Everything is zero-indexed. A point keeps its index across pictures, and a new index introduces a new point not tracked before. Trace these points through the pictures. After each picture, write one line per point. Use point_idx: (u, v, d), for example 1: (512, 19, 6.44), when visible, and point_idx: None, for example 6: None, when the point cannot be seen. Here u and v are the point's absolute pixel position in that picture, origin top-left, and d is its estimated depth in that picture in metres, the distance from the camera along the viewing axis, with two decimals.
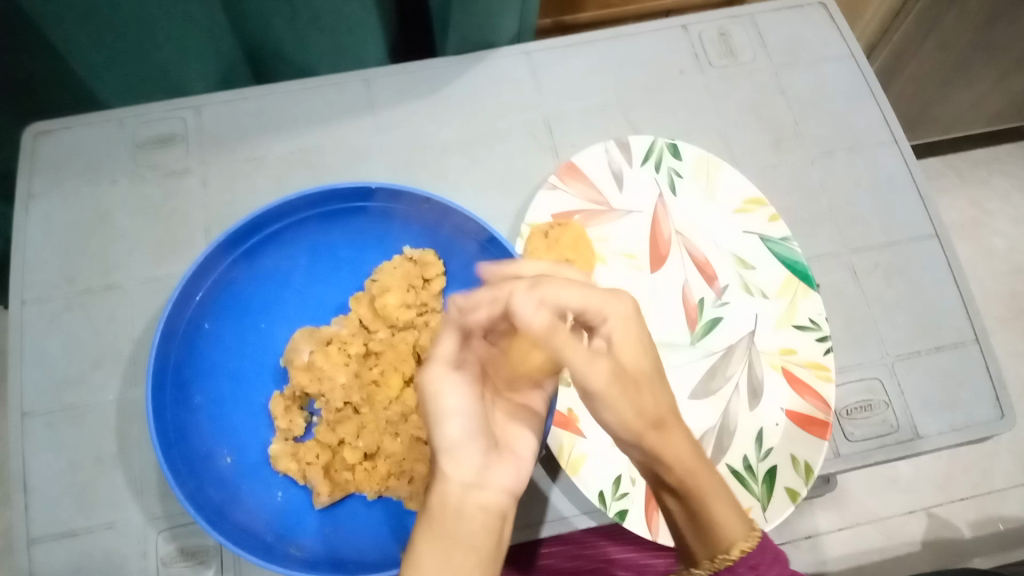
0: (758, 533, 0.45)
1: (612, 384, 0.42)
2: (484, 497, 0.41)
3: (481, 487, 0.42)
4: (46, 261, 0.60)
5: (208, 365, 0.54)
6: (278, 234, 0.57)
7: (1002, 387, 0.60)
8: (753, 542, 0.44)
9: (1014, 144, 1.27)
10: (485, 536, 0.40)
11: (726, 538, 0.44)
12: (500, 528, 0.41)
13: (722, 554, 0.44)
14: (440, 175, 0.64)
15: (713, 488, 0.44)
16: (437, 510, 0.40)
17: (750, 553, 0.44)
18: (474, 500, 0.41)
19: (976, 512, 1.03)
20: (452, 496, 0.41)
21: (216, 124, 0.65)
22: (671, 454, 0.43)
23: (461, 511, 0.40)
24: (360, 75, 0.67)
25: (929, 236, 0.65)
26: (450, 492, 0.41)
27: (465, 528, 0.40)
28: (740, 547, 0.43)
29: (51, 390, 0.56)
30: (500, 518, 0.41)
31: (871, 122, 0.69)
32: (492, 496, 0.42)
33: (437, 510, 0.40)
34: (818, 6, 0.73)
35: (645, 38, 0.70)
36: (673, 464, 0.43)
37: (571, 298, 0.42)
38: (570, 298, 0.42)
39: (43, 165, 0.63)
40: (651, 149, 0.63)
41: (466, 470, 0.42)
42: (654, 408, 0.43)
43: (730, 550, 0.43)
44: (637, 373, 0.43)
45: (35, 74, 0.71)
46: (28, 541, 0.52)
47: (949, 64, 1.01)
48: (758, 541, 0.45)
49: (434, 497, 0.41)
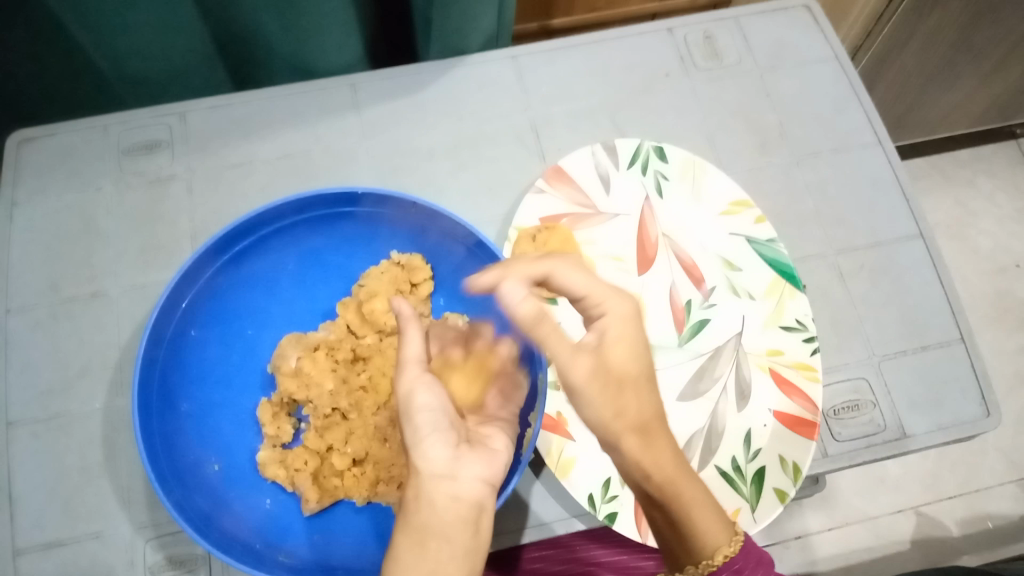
0: (741, 536, 0.46)
1: (591, 375, 0.44)
2: (459, 486, 0.41)
3: (454, 477, 0.41)
4: (31, 268, 0.60)
5: (194, 372, 0.54)
6: (265, 239, 0.56)
7: (987, 385, 0.60)
8: (736, 546, 0.45)
9: (998, 144, 1.29)
10: (462, 526, 0.39)
11: (708, 545, 0.45)
12: (476, 521, 0.40)
13: (706, 559, 0.45)
14: (428, 179, 0.64)
15: (693, 494, 0.45)
16: (412, 501, 0.40)
17: (734, 556, 0.45)
18: (447, 490, 0.40)
19: (964, 509, 1.04)
20: (427, 486, 0.40)
21: (202, 130, 0.64)
22: (644, 458, 0.45)
23: (435, 502, 0.40)
24: (347, 80, 0.67)
25: (914, 236, 0.66)
26: (423, 482, 0.41)
27: (436, 516, 0.39)
28: (723, 553, 0.45)
29: (37, 399, 0.56)
30: (476, 508, 0.40)
31: (856, 124, 0.69)
32: (467, 487, 0.41)
33: (409, 501, 0.40)
34: (802, 9, 0.74)
35: (631, 42, 0.71)
36: (652, 472, 0.44)
37: (579, 283, 0.46)
38: (573, 284, 0.46)
39: (27, 173, 0.63)
40: (638, 153, 0.64)
41: (435, 461, 0.42)
42: (636, 413, 0.45)
43: (714, 555, 0.45)
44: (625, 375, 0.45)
45: (19, 81, 0.70)
46: (14, 552, 0.52)
47: (933, 65, 1.02)
48: (741, 546, 0.46)
49: (409, 489, 0.41)
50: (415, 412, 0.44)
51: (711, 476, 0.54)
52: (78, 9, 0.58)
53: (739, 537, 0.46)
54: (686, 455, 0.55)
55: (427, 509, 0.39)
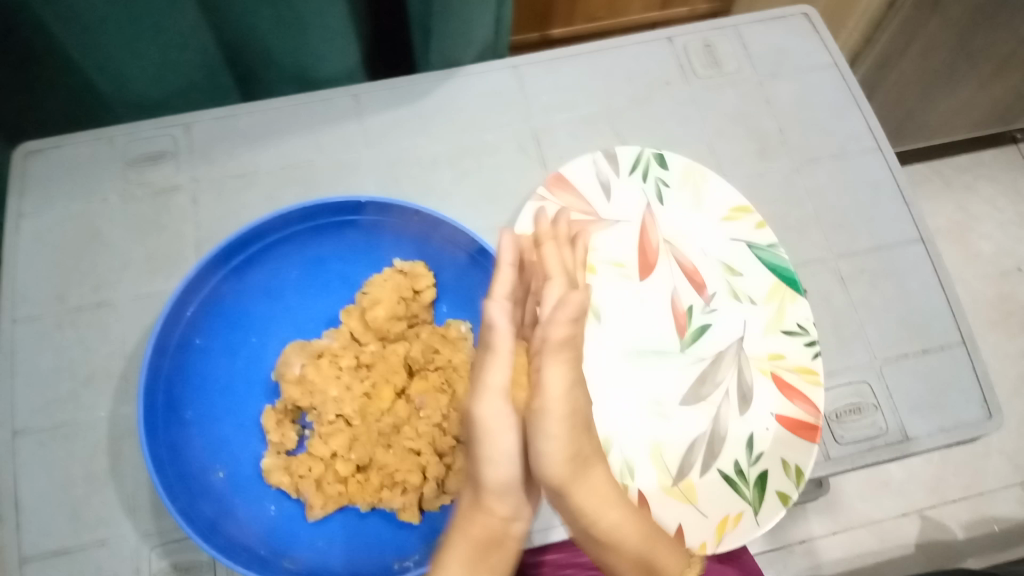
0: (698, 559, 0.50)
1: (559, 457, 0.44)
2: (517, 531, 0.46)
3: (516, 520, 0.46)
4: (36, 279, 0.60)
5: (199, 381, 0.55)
6: (268, 249, 0.57)
7: (989, 388, 0.60)
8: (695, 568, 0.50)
9: (998, 149, 1.29)
10: (517, 567, 0.45)
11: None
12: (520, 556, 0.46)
13: None
14: (430, 187, 0.65)
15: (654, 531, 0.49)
16: (474, 537, 0.44)
17: (699, 574, 0.50)
18: (508, 532, 0.45)
19: (970, 513, 1.04)
20: (488, 526, 0.45)
21: (207, 140, 0.65)
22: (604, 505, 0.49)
23: (500, 544, 0.45)
24: (350, 91, 0.68)
25: (914, 240, 0.66)
26: (491, 525, 0.45)
27: (499, 559, 0.44)
28: (689, 574, 0.49)
29: (43, 408, 0.56)
30: (526, 547, 0.46)
31: (855, 129, 0.70)
32: (523, 529, 0.46)
33: (473, 538, 0.44)
34: (801, 17, 0.75)
35: (630, 50, 0.72)
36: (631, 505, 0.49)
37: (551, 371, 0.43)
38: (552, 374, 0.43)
39: (34, 185, 0.63)
40: (638, 160, 0.64)
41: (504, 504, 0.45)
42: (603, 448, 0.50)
43: None
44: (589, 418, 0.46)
45: (27, 95, 0.71)
46: (20, 560, 0.52)
47: (931, 71, 1.03)
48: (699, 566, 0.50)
49: (476, 526, 0.45)
50: (496, 455, 0.44)
51: (713, 480, 0.54)
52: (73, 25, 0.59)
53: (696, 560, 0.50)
54: (689, 460, 0.55)
55: (489, 548, 0.44)
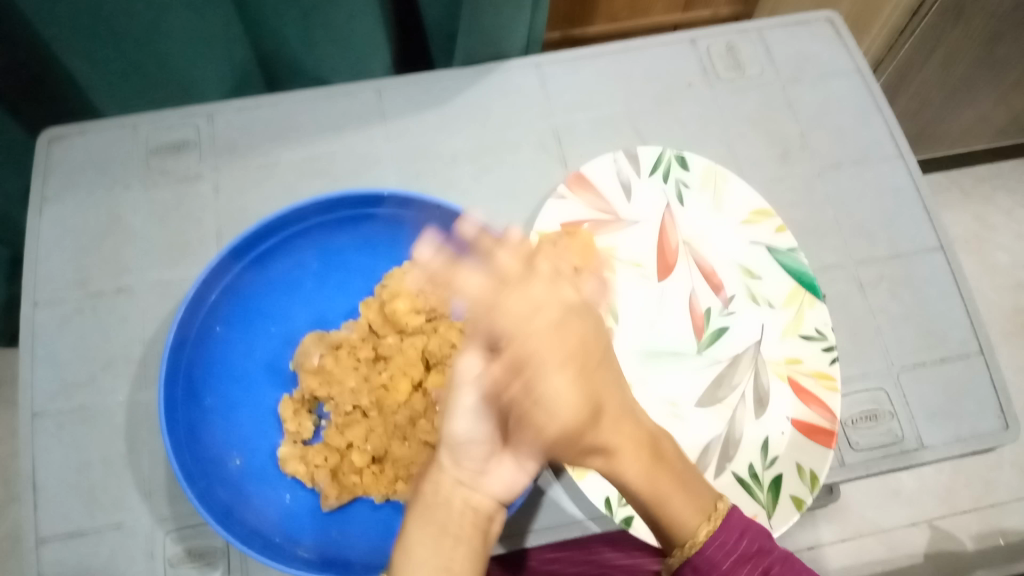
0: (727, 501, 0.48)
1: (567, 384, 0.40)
2: (475, 498, 0.44)
3: (476, 486, 0.44)
4: (58, 263, 0.61)
5: (219, 368, 0.55)
6: (288, 240, 0.58)
7: (1007, 398, 0.60)
8: (716, 522, 0.46)
9: (1017, 160, 1.28)
10: (474, 531, 0.43)
11: (687, 529, 0.46)
12: (485, 531, 0.44)
13: (690, 540, 0.46)
14: (450, 183, 0.65)
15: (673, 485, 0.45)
16: (428, 497, 0.44)
17: (716, 531, 0.46)
18: (463, 498, 0.44)
19: (979, 525, 1.03)
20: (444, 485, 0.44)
21: (229, 131, 0.66)
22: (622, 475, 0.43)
23: (450, 503, 0.44)
24: (372, 85, 0.68)
25: (934, 248, 0.66)
26: (442, 483, 0.44)
27: (452, 519, 0.43)
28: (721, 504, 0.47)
29: (62, 392, 0.57)
30: (488, 519, 0.44)
31: (877, 135, 0.70)
32: (483, 498, 0.44)
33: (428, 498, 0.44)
34: (825, 22, 0.74)
35: (654, 51, 0.72)
36: (623, 468, 0.43)
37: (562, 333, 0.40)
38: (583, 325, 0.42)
39: (57, 170, 0.64)
40: (659, 161, 0.64)
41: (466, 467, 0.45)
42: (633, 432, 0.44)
43: (697, 533, 0.46)
44: (590, 355, 0.41)
45: (53, 81, 0.71)
46: (37, 541, 0.52)
47: (953, 80, 1.02)
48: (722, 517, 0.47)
49: (429, 486, 0.44)
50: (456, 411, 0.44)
51: (728, 483, 0.54)
52: (93, 15, 0.59)
53: (720, 511, 0.47)
54: (703, 461, 0.55)
55: (442, 509, 0.43)
